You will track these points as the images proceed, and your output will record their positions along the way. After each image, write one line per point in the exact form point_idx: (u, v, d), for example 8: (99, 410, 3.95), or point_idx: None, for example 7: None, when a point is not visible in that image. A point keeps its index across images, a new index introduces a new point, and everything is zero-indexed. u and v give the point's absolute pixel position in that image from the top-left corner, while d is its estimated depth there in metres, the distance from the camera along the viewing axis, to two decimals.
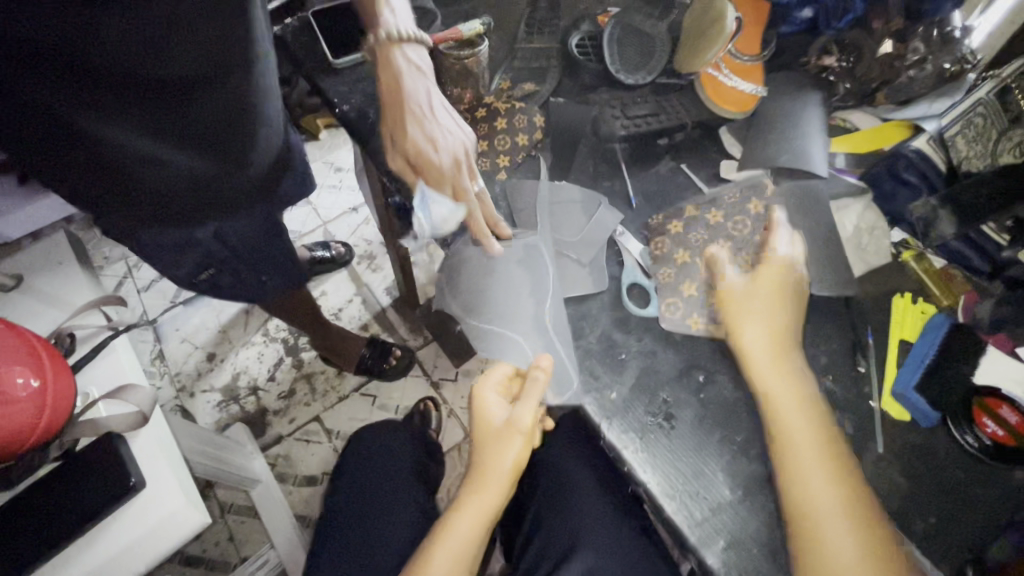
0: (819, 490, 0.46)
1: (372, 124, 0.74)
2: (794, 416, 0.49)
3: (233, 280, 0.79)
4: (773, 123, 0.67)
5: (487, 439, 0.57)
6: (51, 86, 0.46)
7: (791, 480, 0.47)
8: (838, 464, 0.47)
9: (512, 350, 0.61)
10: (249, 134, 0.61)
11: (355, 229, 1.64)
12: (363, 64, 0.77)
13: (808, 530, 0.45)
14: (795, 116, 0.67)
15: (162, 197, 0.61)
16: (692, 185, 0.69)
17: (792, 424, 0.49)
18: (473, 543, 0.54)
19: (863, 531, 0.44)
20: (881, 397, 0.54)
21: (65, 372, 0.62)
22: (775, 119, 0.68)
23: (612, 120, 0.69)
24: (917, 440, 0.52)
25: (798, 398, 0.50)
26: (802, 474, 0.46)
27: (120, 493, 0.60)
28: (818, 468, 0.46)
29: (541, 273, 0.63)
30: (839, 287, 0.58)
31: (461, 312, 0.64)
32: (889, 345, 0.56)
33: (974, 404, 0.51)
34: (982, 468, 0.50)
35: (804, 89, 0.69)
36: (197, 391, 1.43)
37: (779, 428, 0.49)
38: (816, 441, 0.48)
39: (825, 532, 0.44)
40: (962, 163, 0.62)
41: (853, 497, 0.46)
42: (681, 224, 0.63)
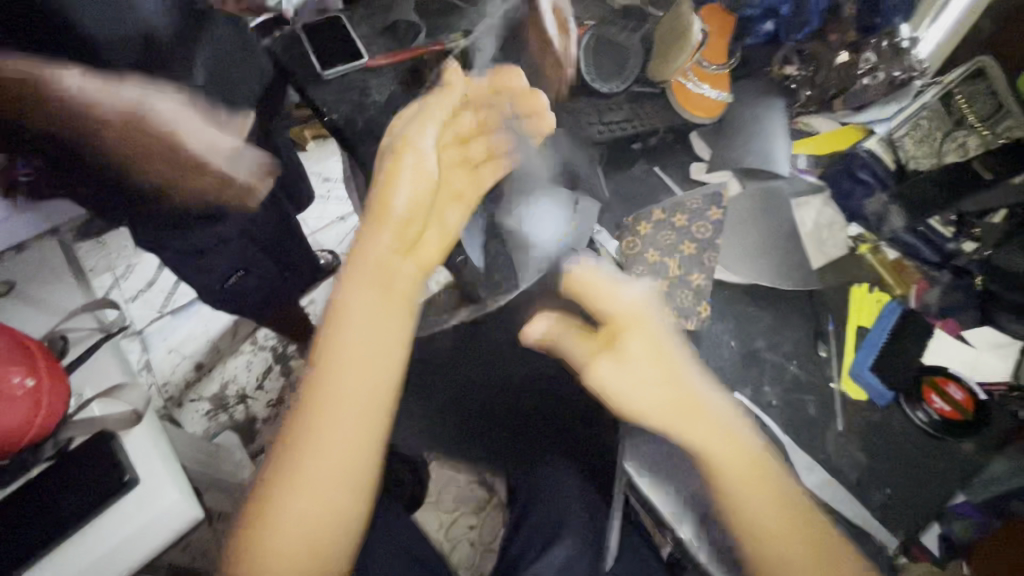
0: (762, 507, 0.47)
1: (361, 133, 0.78)
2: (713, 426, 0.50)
3: (258, 284, 0.88)
4: (737, 129, 0.73)
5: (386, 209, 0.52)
6: (82, 159, 0.59)
7: (742, 502, 0.47)
8: (758, 474, 0.48)
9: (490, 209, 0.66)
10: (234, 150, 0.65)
11: (343, 237, 1.66)
12: (350, 75, 0.80)
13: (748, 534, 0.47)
14: (756, 121, 0.72)
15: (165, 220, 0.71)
16: (663, 186, 0.77)
17: (715, 437, 0.49)
18: (374, 397, 0.46)
19: (804, 530, 0.46)
20: (840, 378, 0.58)
21: (60, 372, 0.64)
22: (739, 123, 0.73)
23: (589, 126, 0.73)
24: (876, 418, 0.56)
25: (734, 453, 0.49)
26: (753, 497, 0.47)
27: (115, 489, 0.61)
28: (764, 499, 0.47)
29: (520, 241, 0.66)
30: (800, 279, 0.62)
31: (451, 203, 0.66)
32: (847, 332, 0.60)
33: (923, 384, 0.56)
34: (934, 443, 0.54)
35: (768, 94, 0.75)
36: (185, 401, 1.43)
37: (700, 429, 0.49)
38: (732, 453, 0.49)
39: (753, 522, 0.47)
40: (909, 162, 0.69)
41: (780, 500, 0.48)
42: (651, 220, 0.64)
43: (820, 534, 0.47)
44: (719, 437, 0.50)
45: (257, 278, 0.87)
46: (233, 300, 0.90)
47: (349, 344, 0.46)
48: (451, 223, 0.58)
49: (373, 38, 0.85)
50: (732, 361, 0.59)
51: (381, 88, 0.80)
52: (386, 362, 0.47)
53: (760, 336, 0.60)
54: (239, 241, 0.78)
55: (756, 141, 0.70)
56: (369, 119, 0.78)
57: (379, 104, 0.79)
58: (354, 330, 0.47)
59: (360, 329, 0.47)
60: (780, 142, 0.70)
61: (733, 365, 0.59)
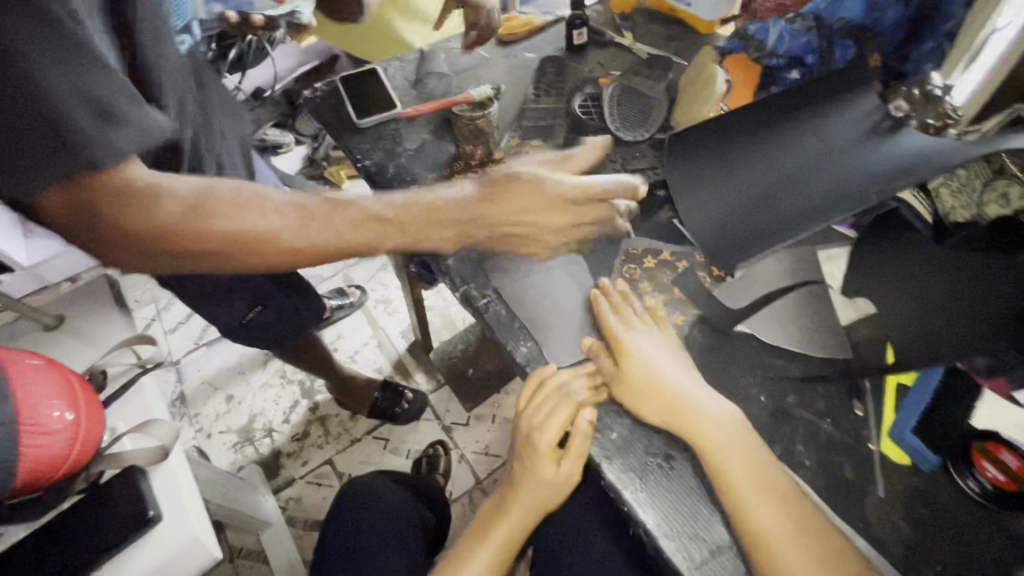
0: (768, 524, 0.48)
1: (390, 176, 0.80)
2: (728, 443, 0.52)
3: (279, 315, 0.98)
4: (777, 141, 0.67)
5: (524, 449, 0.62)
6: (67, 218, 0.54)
7: (748, 520, 0.49)
8: (783, 495, 0.50)
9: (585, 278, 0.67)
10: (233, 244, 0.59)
11: (373, 275, 1.72)
12: (384, 124, 0.85)
13: (760, 540, 0.48)
14: (789, 130, 0.67)
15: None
16: (677, 235, 0.71)
17: (737, 479, 0.50)
18: None
19: (804, 529, 0.48)
20: (879, 441, 0.55)
21: (96, 408, 0.66)
22: (779, 133, 0.67)
23: (613, 172, 0.76)
24: (918, 484, 0.52)
25: (746, 456, 0.51)
26: (750, 508, 0.49)
27: (138, 525, 0.62)
28: (762, 501, 0.49)
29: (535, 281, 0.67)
30: (815, 336, 0.60)
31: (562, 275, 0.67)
32: (884, 386, 0.57)
33: (972, 449, 0.51)
34: (987, 516, 0.50)
35: (805, 109, 0.68)
36: (214, 433, 1.46)
37: (722, 477, 0.51)
38: (756, 480, 0.50)
39: (770, 541, 0.47)
40: (949, 215, 0.58)
41: (779, 488, 0.50)
42: (641, 266, 0.68)
43: (822, 543, 0.47)
44: (742, 465, 0.51)
45: (271, 313, 0.97)
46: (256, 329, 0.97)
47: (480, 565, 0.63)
48: (564, 468, 0.58)
49: (407, 91, 0.90)
50: (760, 419, 0.57)
51: (412, 136, 0.84)
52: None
53: (792, 391, 0.58)
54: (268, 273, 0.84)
55: (790, 153, 0.65)
56: (400, 165, 0.81)
57: (410, 151, 0.82)
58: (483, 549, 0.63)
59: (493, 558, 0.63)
60: (822, 147, 0.64)
61: (761, 423, 0.57)
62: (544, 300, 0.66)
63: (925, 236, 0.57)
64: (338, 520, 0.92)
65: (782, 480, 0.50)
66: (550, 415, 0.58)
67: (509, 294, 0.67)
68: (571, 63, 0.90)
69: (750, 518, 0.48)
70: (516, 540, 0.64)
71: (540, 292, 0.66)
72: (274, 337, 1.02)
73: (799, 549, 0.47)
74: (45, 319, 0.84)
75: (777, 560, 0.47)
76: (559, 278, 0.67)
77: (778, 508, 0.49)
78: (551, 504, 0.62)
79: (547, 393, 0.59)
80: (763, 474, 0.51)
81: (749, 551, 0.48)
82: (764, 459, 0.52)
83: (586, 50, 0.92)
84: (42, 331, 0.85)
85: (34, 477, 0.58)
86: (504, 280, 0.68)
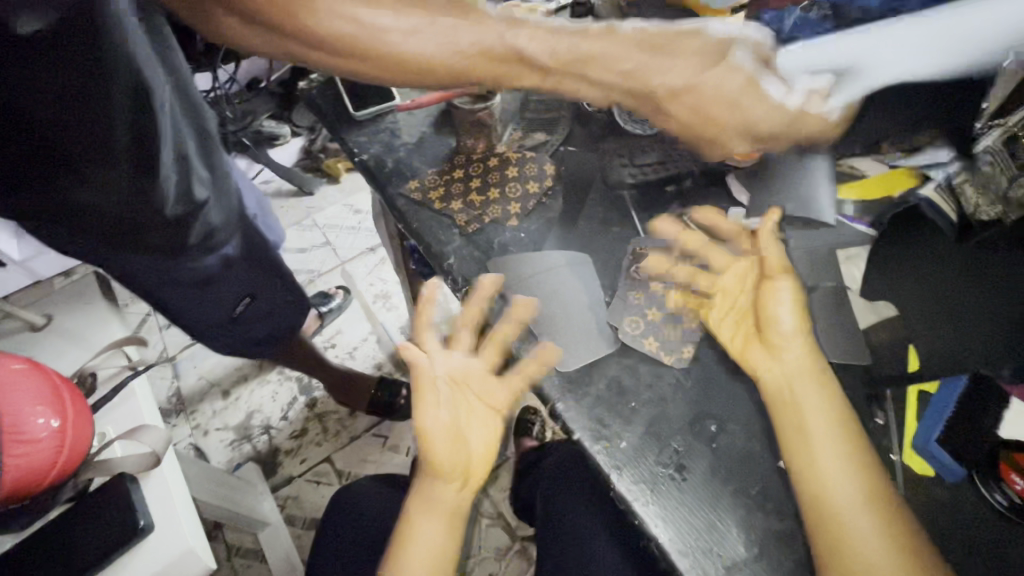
0: (837, 472, 0.48)
1: (388, 171, 0.78)
2: (816, 412, 0.51)
3: (267, 310, 0.98)
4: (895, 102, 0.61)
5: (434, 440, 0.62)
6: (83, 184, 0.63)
7: (813, 471, 0.48)
8: (853, 444, 0.50)
9: (588, 280, 0.64)
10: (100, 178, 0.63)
11: (371, 269, 1.70)
12: (382, 116, 0.83)
13: (830, 513, 0.47)
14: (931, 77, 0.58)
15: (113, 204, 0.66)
16: None
17: (816, 425, 0.50)
18: None
19: (867, 487, 0.48)
20: (901, 450, 0.52)
21: (82, 411, 0.64)
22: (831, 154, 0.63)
23: (620, 167, 0.72)
24: (941, 496, 0.50)
25: (823, 393, 0.52)
26: (819, 460, 0.49)
27: (128, 536, 0.60)
28: (832, 447, 0.49)
29: (536, 284, 0.63)
30: (839, 337, 0.56)
31: (564, 277, 0.63)
32: (905, 395, 0.55)
33: (1000, 460, 0.48)
34: (1017, 531, 0.47)
35: None
36: (211, 430, 1.43)
37: (794, 417, 0.51)
38: (829, 424, 0.50)
39: (831, 492, 0.47)
40: (974, 214, 0.56)
41: (856, 442, 0.50)
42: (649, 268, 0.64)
43: (890, 510, 0.47)
44: (823, 412, 0.51)
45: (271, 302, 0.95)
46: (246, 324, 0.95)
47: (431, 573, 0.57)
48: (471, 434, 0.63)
49: None
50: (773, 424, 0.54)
51: (411, 130, 0.82)
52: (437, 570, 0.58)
53: None
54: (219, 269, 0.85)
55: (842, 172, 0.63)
56: (399, 160, 0.78)
57: (409, 145, 0.80)
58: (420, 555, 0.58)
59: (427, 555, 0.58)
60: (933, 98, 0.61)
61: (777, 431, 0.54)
62: (545, 303, 0.62)
63: (949, 236, 0.57)
64: (334, 525, 0.90)
65: (855, 432, 0.50)
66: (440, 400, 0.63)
67: (512, 296, 0.63)
68: None
69: (817, 473, 0.48)
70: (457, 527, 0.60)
71: (542, 295, 0.62)
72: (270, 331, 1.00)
73: (862, 500, 0.47)
74: (33, 320, 0.80)
75: (848, 535, 0.46)
76: (563, 279, 0.63)
77: (846, 457, 0.49)
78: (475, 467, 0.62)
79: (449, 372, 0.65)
80: (841, 423, 0.50)
81: (810, 517, 0.48)
82: (848, 412, 0.51)
83: None
84: (29, 332, 0.81)
85: (21, 486, 0.56)
86: (506, 282, 0.64)
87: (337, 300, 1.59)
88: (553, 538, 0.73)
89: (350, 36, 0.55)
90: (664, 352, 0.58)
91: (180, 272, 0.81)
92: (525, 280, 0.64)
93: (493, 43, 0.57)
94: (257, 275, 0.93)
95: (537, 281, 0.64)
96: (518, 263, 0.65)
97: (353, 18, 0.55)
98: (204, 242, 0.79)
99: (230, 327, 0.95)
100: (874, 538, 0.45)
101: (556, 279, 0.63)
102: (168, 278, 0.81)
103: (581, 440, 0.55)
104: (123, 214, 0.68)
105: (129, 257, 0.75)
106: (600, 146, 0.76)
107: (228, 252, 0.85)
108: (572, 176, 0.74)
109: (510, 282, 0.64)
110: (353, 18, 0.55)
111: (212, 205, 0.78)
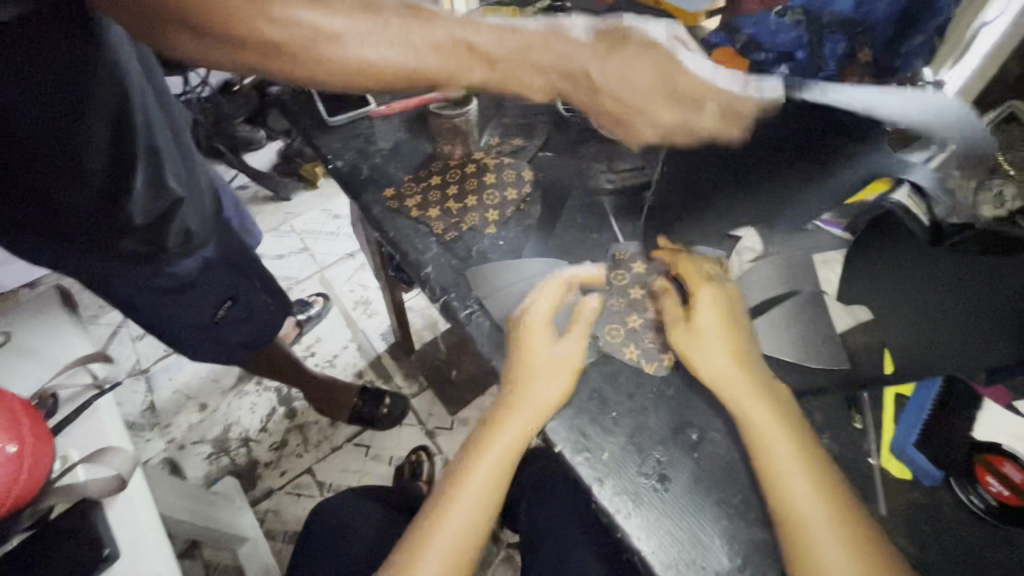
0: (806, 504, 0.46)
1: (364, 177, 0.76)
2: (781, 443, 0.49)
3: (245, 314, 0.94)
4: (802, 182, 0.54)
5: (526, 358, 0.56)
6: (57, 188, 0.63)
7: (784, 498, 0.47)
8: (823, 476, 0.48)
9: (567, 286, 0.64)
10: (71, 185, 0.63)
11: (351, 275, 1.67)
12: (357, 122, 0.81)
13: (796, 530, 0.45)
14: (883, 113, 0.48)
15: (84, 201, 0.65)
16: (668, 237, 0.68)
17: (780, 452, 0.48)
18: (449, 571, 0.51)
19: (844, 522, 0.45)
20: (880, 454, 0.53)
21: (45, 433, 0.61)
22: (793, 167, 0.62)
23: (599, 174, 0.73)
24: (919, 499, 0.50)
25: (786, 422, 0.50)
26: (791, 487, 0.47)
27: (90, 565, 0.57)
28: (802, 479, 0.47)
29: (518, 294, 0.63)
30: (816, 341, 0.57)
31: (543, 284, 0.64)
32: (884, 399, 0.56)
33: (974, 462, 0.49)
34: (992, 532, 0.48)
35: None
36: (187, 444, 1.39)
37: (765, 450, 0.49)
38: (795, 455, 0.48)
39: (807, 524, 0.45)
40: None
41: (824, 471, 0.48)
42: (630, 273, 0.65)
43: (868, 543, 0.44)
44: (788, 441, 0.49)
45: (247, 308, 0.93)
46: (220, 334, 0.93)
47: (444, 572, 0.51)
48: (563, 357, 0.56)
49: None
50: None
51: (387, 136, 0.80)
52: (485, 512, 0.53)
53: None
54: (198, 276, 0.82)
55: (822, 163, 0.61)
56: (375, 166, 0.77)
57: (385, 151, 0.78)
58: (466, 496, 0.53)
59: (478, 494, 0.53)
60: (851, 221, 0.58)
61: None
62: None
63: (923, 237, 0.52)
64: (314, 542, 0.88)
65: (823, 463, 0.49)
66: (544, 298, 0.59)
67: (494, 305, 0.63)
68: None
69: (790, 500, 0.46)
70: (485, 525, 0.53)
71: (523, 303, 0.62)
72: (244, 341, 0.97)
73: (834, 530, 0.45)
74: None
75: (821, 568, 0.44)
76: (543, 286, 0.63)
77: (819, 490, 0.47)
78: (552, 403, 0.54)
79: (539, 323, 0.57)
80: (810, 451, 0.49)
81: (787, 549, 0.46)
82: (813, 443, 0.50)
83: None
84: None
85: None
86: (487, 289, 0.64)
87: (317, 307, 1.56)
88: (537, 551, 0.72)
89: (297, 42, 0.46)
90: (643, 360, 0.58)
91: (162, 279, 0.78)
92: (505, 289, 0.64)
93: (445, 40, 0.48)
94: (236, 277, 0.88)
95: (513, 288, 0.63)
96: (498, 271, 0.65)
97: (295, 20, 0.45)
98: (183, 245, 0.76)
99: (207, 336, 0.92)
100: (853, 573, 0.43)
101: (536, 288, 0.63)
102: (148, 284, 0.79)
103: (563, 451, 0.54)
104: (92, 221, 0.68)
105: (102, 260, 0.74)
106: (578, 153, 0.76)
107: (207, 257, 0.81)
108: (550, 182, 0.73)
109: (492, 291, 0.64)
110: (302, 23, 0.45)
111: (190, 211, 0.74)
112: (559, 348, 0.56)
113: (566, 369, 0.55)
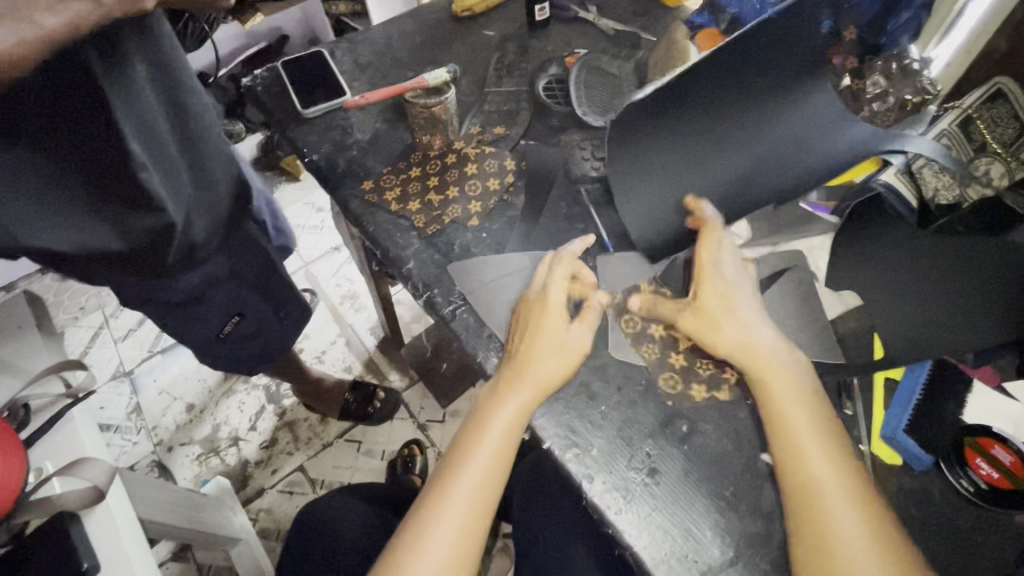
0: (816, 462, 0.46)
1: (341, 171, 0.74)
2: (787, 397, 0.49)
3: (256, 328, 0.90)
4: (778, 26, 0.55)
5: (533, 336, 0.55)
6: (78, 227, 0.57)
7: (790, 455, 0.47)
8: (830, 436, 0.48)
9: None
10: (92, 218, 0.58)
11: (336, 269, 1.65)
12: (332, 113, 0.79)
13: (811, 498, 0.45)
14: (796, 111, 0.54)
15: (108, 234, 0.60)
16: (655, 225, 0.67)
17: (786, 403, 0.49)
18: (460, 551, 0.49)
19: (854, 481, 0.46)
20: (870, 441, 0.52)
21: (16, 446, 0.59)
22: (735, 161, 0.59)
23: (583, 160, 0.71)
24: (909, 484, 0.50)
25: (791, 380, 0.50)
26: (800, 446, 0.47)
27: None
28: (812, 434, 0.48)
29: (502, 288, 0.62)
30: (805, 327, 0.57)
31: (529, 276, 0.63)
32: (873, 384, 0.55)
33: (965, 446, 0.49)
34: (980, 515, 0.48)
35: None
36: (175, 445, 1.37)
37: (771, 402, 0.50)
38: (805, 413, 0.49)
39: (818, 484, 0.45)
40: (933, 199, 0.58)
41: (830, 423, 0.49)
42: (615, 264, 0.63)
43: (877, 506, 0.45)
44: (796, 400, 0.49)
45: (256, 322, 0.89)
46: (223, 351, 0.88)
47: (434, 565, 0.48)
48: (574, 343, 0.55)
49: (356, 76, 0.83)
50: (745, 420, 0.54)
51: (364, 126, 0.77)
52: (492, 489, 0.52)
53: None
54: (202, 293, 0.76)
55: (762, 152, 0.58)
56: (352, 160, 0.74)
57: (362, 143, 0.76)
58: (474, 471, 0.51)
59: (485, 468, 0.51)
60: (768, 195, 0.59)
61: (749, 425, 0.53)
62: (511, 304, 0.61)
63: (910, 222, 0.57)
64: (306, 543, 0.87)
65: (826, 419, 0.49)
66: (558, 280, 0.58)
67: (478, 301, 0.62)
68: (532, 40, 0.85)
69: (800, 460, 0.47)
70: (483, 513, 0.51)
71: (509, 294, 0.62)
72: (255, 356, 0.94)
73: (846, 491, 0.45)
74: None
75: (830, 531, 0.43)
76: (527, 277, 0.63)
77: (828, 450, 0.47)
78: (559, 380, 0.53)
79: (535, 304, 0.57)
80: (815, 405, 0.49)
81: (792, 512, 0.46)
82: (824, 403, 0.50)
83: (548, 27, 0.86)
84: None
85: None
86: (470, 285, 0.63)
87: None
88: (530, 544, 0.71)
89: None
90: (635, 348, 0.58)
91: (162, 293, 0.72)
92: (487, 282, 0.63)
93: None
94: (255, 294, 0.86)
95: (498, 281, 0.63)
96: (483, 265, 0.64)
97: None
98: (184, 259, 0.71)
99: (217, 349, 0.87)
100: (866, 541, 0.43)
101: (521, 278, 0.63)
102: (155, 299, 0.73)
103: (552, 450, 0.53)
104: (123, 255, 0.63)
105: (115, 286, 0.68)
106: (561, 140, 0.74)
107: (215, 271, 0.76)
108: (533, 170, 0.71)
109: (476, 285, 0.63)
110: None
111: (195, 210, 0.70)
112: (574, 331, 0.55)
113: (574, 348, 0.54)
